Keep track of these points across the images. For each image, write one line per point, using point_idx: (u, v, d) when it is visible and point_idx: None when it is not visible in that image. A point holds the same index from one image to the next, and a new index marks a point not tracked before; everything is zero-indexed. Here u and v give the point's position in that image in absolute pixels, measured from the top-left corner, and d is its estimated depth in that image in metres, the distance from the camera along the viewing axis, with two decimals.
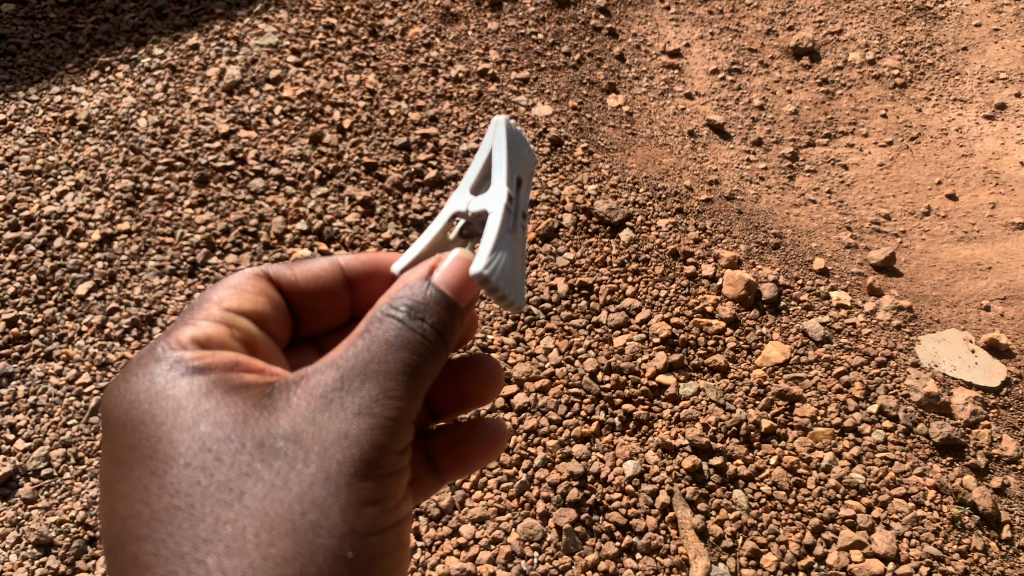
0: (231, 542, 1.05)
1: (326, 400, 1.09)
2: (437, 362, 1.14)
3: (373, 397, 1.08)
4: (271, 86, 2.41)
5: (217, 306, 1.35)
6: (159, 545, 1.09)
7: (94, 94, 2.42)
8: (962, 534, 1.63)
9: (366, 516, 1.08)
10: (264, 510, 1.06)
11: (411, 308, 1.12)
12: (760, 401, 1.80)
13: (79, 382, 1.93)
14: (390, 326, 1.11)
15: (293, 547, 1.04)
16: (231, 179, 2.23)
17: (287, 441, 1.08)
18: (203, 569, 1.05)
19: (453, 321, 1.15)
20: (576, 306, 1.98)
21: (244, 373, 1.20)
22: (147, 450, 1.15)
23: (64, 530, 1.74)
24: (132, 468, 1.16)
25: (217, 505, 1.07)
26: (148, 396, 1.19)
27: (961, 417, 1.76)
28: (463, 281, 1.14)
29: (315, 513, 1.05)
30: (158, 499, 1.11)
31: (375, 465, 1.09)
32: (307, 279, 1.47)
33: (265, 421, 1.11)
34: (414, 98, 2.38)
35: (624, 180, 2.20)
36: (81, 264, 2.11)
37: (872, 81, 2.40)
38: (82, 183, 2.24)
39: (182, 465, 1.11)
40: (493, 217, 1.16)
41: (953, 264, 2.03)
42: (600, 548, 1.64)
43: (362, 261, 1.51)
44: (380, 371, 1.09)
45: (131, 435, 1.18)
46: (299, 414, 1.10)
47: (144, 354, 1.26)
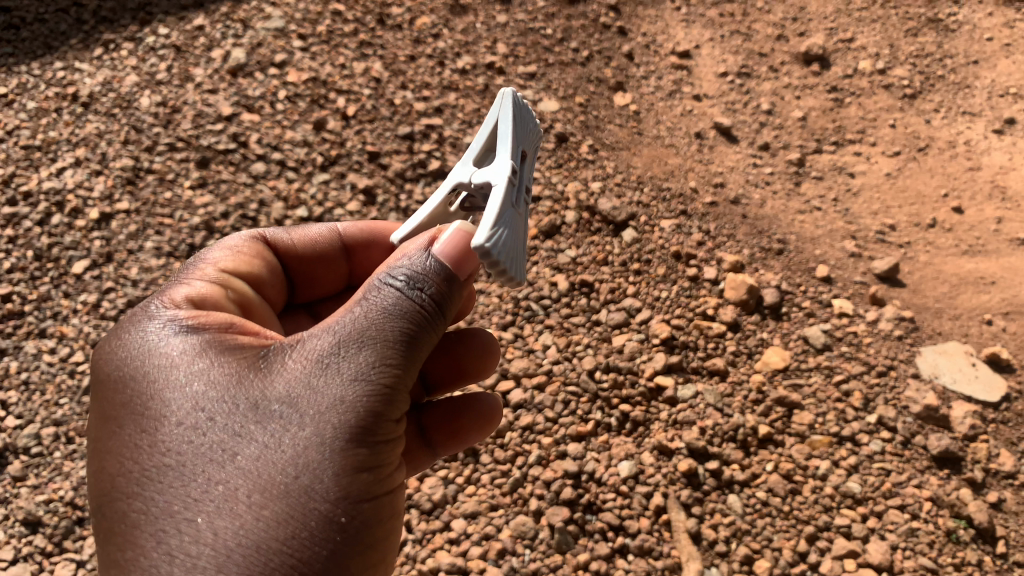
0: (223, 501, 1.04)
1: (322, 365, 1.11)
2: (433, 334, 1.16)
3: (370, 362, 1.10)
4: (276, 70, 2.39)
5: (212, 268, 1.37)
6: (147, 505, 1.06)
7: (97, 71, 2.40)
8: (958, 547, 1.61)
9: (359, 482, 1.08)
10: (258, 470, 1.05)
11: (409, 278, 1.14)
12: (758, 406, 1.79)
13: (72, 361, 1.91)
14: (388, 295, 1.14)
15: (286, 510, 1.03)
16: (233, 162, 2.21)
17: (282, 404, 1.09)
18: (193, 528, 1.03)
19: (451, 293, 1.17)
20: (576, 304, 1.98)
21: (239, 336, 1.21)
22: (137, 408, 1.14)
23: (51, 510, 1.72)
24: (120, 427, 1.14)
25: (210, 464, 1.06)
26: (141, 355, 1.18)
27: (960, 430, 1.74)
28: (462, 254, 1.16)
29: (310, 475, 1.05)
30: (147, 458, 1.09)
31: (369, 432, 1.10)
32: (304, 244, 1.52)
33: (261, 383, 1.12)
34: (419, 88, 2.36)
35: (628, 179, 2.19)
36: (78, 241, 2.09)
37: (881, 91, 2.36)
38: (82, 160, 2.21)
39: (174, 424, 1.10)
40: (496, 189, 1.16)
41: (957, 277, 2.00)
42: (592, 548, 1.63)
43: (359, 229, 1.56)
44: (377, 338, 1.12)
45: (121, 392, 1.16)
46: (295, 377, 1.11)
47: (137, 313, 1.26)
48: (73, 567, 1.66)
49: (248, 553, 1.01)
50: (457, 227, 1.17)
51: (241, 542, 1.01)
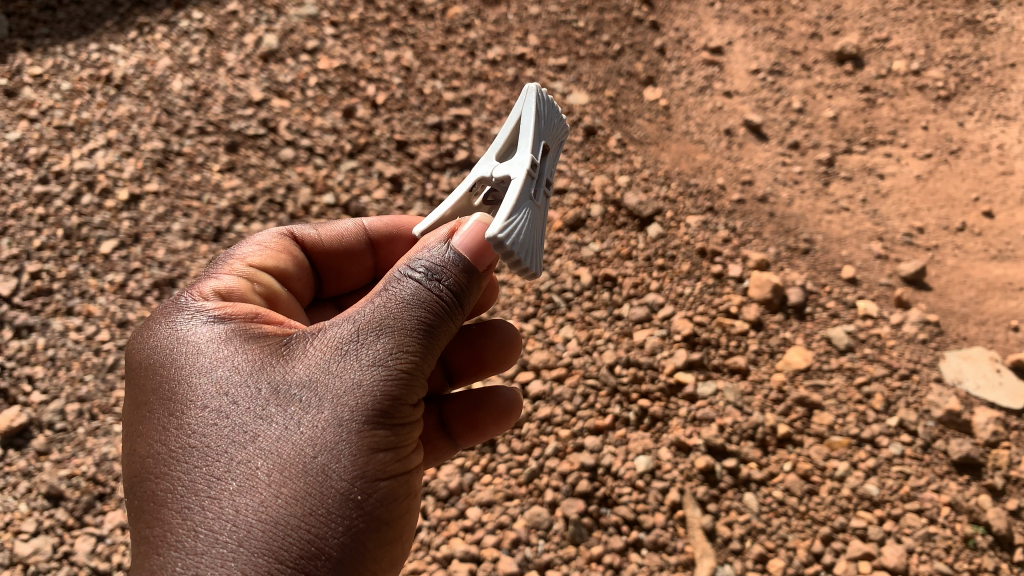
0: (245, 478, 1.05)
1: (342, 351, 1.13)
2: (452, 324, 1.18)
3: (386, 350, 1.12)
4: (307, 56, 2.40)
5: (240, 263, 1.40)
6: (173, 484, 1.08)
7: (130, 54, 2.42)
8: (974, 554, 1.59)
9: (376, 463, 1.10)
10: (277, 450, 1.07)
11: (429, 269, 1.16)
12: (778, 406, 1.79)
13: (98, 339, 1.95)
14: (407, 285, 1.16)
15: (304, 488, 1.04)
16: (261, 147, 2.23)
17: (302, 388, 1.11)
18: (215, 505, 1.04)
19: (471, 285, 1.18)
20: (598, 298, 1.98)
21: (263, 325, 1.24)
22: (165, 392, 1.16)
23: (74, 484, 1.76)
24: (149, 411, 1.16)
25: (232, 444, 1.08)
26: (170, 343, 1.21)
27: (982, 437, 1.72)
28: (482, 246, 1.17)
29: (327, 455, 1.07)
30: (174, 439, 1.11)
31: (387, 415, 1.11)
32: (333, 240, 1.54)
33: (283, 368, 1.14)
34: (449, 78, 2.37)
35: (656, 175, 2.18)
36: (107, 222, 2.11)
37: (914, 92, 2.33)
38: (113, 141, 2.24)
39: (199, 406, 1.12)
40: (513, 182, 1.17)
41: (984, 282, 1.97)
42: (606, 542, 1.63)
43: (385, 224, 1.59)
44: (395, 327, 1.13)
45: (150, 379, 1.19)
46: (315, 363, 1.13)
47: (168, 305, 1.30)
48: (93, 541, 1.70)
49: (268, 529, 1.02)
50: (476, 219, 1.18)
51: (262, 517, 1.02)
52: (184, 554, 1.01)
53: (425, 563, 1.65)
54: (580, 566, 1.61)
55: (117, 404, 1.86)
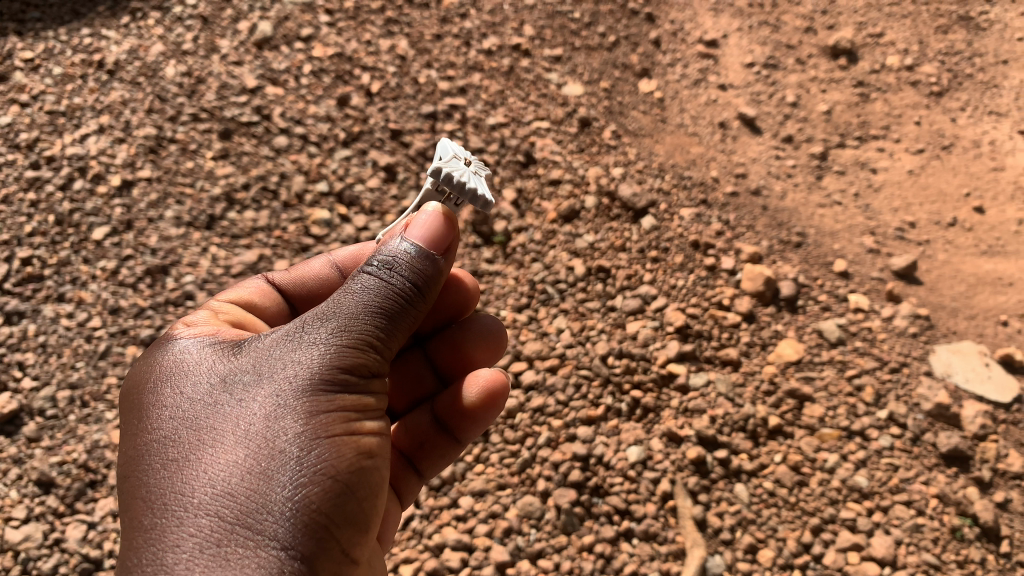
0: (195, 455, 1.08)
1: (287, 339, 1.16)
2: (406, 305, 1.17)
3: (327, 330, 1.14)
4: (302, 44, 2.40)
5: (215, 300, 1.44)
6: (134, 473, 1.12)
7: (123, 39, 2.40)
8: (961, 545, 1.61)
9: (322, 429, 1.11)
10: (225, 428, 1.10)
11: (373, 258, 1.18)
12: (769, 398, 1.80)
13: (90, 326, 1.94)
14: (353, 276, 1.19)
15: (246, 456, 1.07)
16: (255, 134, 2.22)
17: (248, 374, 1.15)
18: (165, 482, 1.07)
19: (431, 273, 1.19)
20: (591, 289, 1.98)
21: (228, 332, 1.28)
22: (134, 398, 1.21)
23: (65, 471, 1.75)
24: (123, 420, 1.22)
25: (185, 427, 1.12)
26: (142, 360, 1.27)
27: (970, 430, 1.74)
28: (434, 233, 1.20)
29: (269, 426, 1.09)
30: (136, 434, 1.15)
31: (333, 388, 1.13)
32: (300, 279, 1.52)
33: (235, 360, 1.18)
34: (444, 67, 2.37)
35: (650, 167, 2.19)
36: (99, 208, 2.10)
37: (907, 87, 2.33)
38: (105, 127, 2.23)
39: (159, 401, 1.17)
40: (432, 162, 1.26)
41: (974, 277, 1.99)
42: (598, 531, 1.64)
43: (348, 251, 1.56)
44: (336, 310, 1.16)
45: (124, 394, 1.25)
46: (263, 352, 1.17)
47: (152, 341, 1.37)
48: (84, 529, 1.70)
49: (214, 497, 1.05)
50: (432, 207, 1.22)
51: (209, 487, 1.05)
52: (140, 531, 1.05)
53: (416, 552, 1.66)
54: (572, 555, 1.62)
55: (109, 390, 1.86)
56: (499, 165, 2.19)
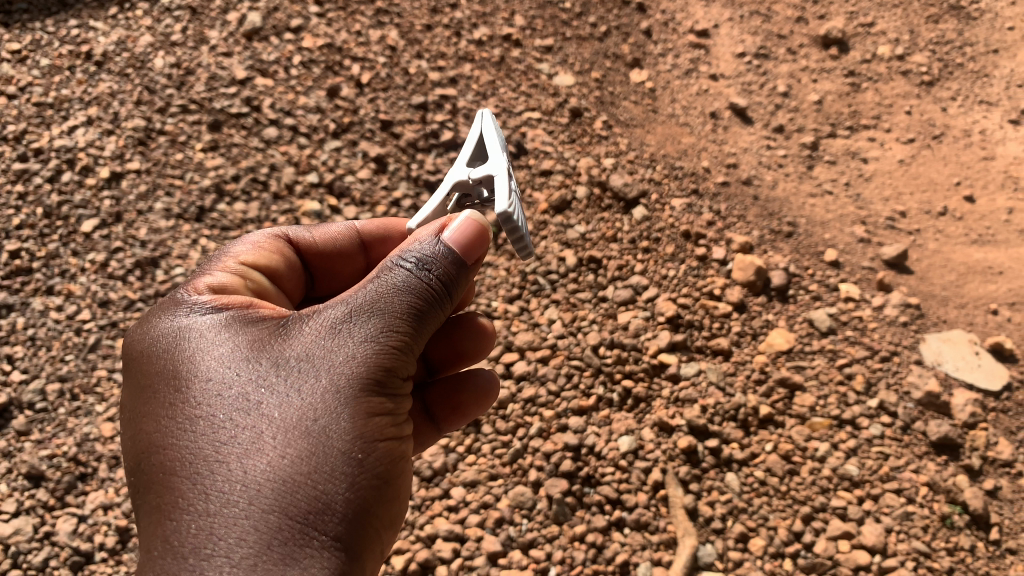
0: (250, 445, 1.06)
1: (334, 330, 1.14)
2: (438, 307, 1.18)
3: (377, 328, 1.13)
4: (291, 35, 2.38)
5: (231, 261, 1.36)
6: (177, 453, 1.08)
7: (111, 31, 2.38)
8: (951, 532, 1.62)
9: (374, 428, 1.11)
10: (282, 420, 1.08)
11: (413, 255, 1.17)
12: (760, 387, 1.80)
13: (79, 319, 1.93)
14: (393, 271, 1.17)
15: (307, 451, 1.06)
16: (245, 126, 2.21)
17: (299, 363, 1.12)
18: (223, 470, 1.05)
19: (460, 277, 1.20)
20: (582, 280, 1.98)
21: (259, 309, 1.23)
22: (166, 371, 1.16)
23: (55, 465, 1.75)
24: (152, 396, 1.15)
25: (236, 414, 1.09)
26: (167, 330, 1.21)
27: (960, 418, 1.75)
28: (473, 239, 1.18)
29: (328, 421, 1.08)
30: (175, 412, 1.11)
31: (380, 386, 1.13)
32: (324, 242, 1.49)
33: (282, 347, 1.15)
34: (434, 58, 2.36)
35: (641, 157, 2.18)
36: (88, 200, 2.09)
37: (898, 77, 2.34)
38: (94, 119, 2.21)
39: (200, 381, 1.13)
40: (500, 178, 1.31)
41: (965, 266, 1.99)
42: (589, 521, 1.65)
43: (376, 223, 1.54)
44: (382, 307, 1.14)
45: (149, 363, 1.19)
46: (311, 340, 1.14)
47: (164, 302, 1.28)
48: (75, 522, 1.69)
49: (274, 491, 1.03)
50: (467, 215, 1.19)
51: (273, 483, 1.04)
52: (192, 518, 1.02)
53: (409, 542, 1.66)
54: (563, 544, 1.62)
55: (98, 383, 1.85)
56: None
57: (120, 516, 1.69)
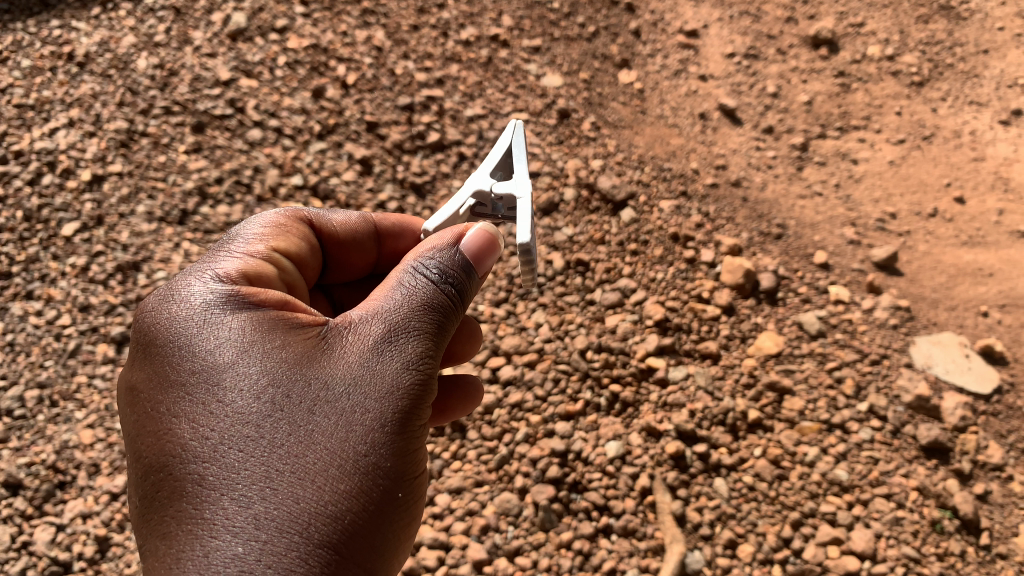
0: (299, 468, 1.00)
1: (378, 351, 1.09)
2: (456, 321, 1.18)
3: (418, 353, 1.11)
4: (277, 35, 2.36)
5: (256, 245, 1.26)
6: (216, 467, 1.00)
7: (94, 31, 2.35)
8: (941, 538, 1.60)
9: (408, 461, 1.09)
10: (333, 448, 1.02)
11: (438, 266, 1.16)
12: (749, 391, 1.78)
13: (59, 324, 1.90)
14: (426, 290, 1.14)
15: (357, 484, 1.02)
16: (228, 128, 2.19)
17: (347, 385, 1.07)
18: (274, 496, 0.98)
19: (469, 287, 1.19)
20: (570, 283, 1.96)
21: (292, 312, 1.15)
22: (199, 372, 1.07)
23: (33, 473, 1.72)
24: (182, 399, 1.06)
25: (283, 432, 1.02)
26: (195, 321, 1.11)
27: (950, 422, 1.73)
28: (487, 249, 1.18)
29: (376, 454, 1.04)
30: (212, 421, 1.03)
31: (416, 416, 1.10)
32: (344, 229, 1.40)
33: (325, 364, 1.08)
34: (421, 58, 2.33)
35: (630, 159, 2.16)
36: (69, 203, 2.07)
37: (888, 78, 2.32)
38: (75, 121, 2.19)
39: (238, 389, 1.05)
40: (522, 201, 1.28)
41: (955, 268, 1.98)
42: (576, 528, 1.63)
43: (390, 217, 1.47)
44: (422, 329, 1.12)
45: (175, 361, 1.08)
46: (355, 360, 1.09)
47: (180, 285, 1.16)
48: (53, 531, 1.66)
49: (324, 522, 0.98)
50: (481, 226, 1.19)
51: (325, 515, 0.98)
52: (237, 539, 0.95)
53: None
54: (550, 552, 1.60)
55: (78, 390, 1.83)
56: (477, 157, 2.16)
57: (99, 525, 1.67)
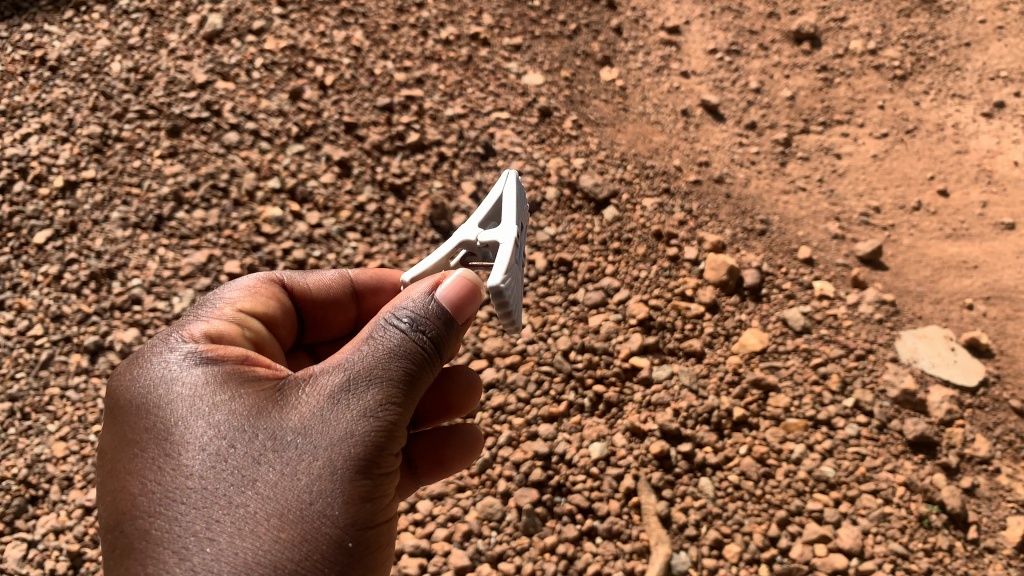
0: (240, 519, 0.97)
1: (333, 401, 1.06)
2: (432, 372, 1.12)
3: (377, 400, 1.06)
4: (253, 37, 2.33)
5: (229, 307, 1.25)
6: (162, 520, 0.99)
7: (66, 35, 2.33)
8: (929, 533, 1.59)
9: (366, 510, 1.04)
10: (278, 498, 0.99)
11: (407, 315, 1.11)
12: (733, 388, 1.77)
13: (31, 334, 1.89)
14: (391, 336, 1.10)
15: (300, 533, 0.98)
16: (204, 131, 2.15)
17: (298, 434, 1.03)
18: (213, 547, 0.95)
19: (448, 337, 1.13)
20: (553, 283, 1.94)
21: (256, 367, 1.13)
22: (152, 428, 1.06)
23: (5, 488, 1.70)
24: (137, 455, 1.05)
25: (227, 482, 1.00)
26: (155, 380, 1.11)
27: (936, 415, 1.72)
28: (464, 298, 1.12)
29: (324, 502, 1.00)
30: (162, 475, 1.02)
31: (374, 465, 1.05)
32: (317, 288, 1.38)
33: (279, 415, 1.05)
34: (400, 58, 2.31)
35: (612, 157, 2.14)
36: (41, 211, 2.05)
37: (870, 71, 2.32)
38: (47, 127, 2.17)
39: (188, 442, 1.03)
40: (503, 247, 1.20)
41: (940, 261, 1.97)
42: (560, 531, 1.61)
43: (370, 273, 1.43)
44: (383, 376, 1.07)
45: (134, 420, 1.09)
46: (310, 410, 1.05)
47: (149, 348, 1.17)
48: (25, 547, 1.64)
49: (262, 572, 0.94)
50: (459, 274, 1.14)
51: (263, 565, 0.95)
52: None
53: None
54: (534, 556, 1.58)
55: (50, 402, 1.81)
56: (457, 157, 2.14)
57: (72, 540, 1.64)
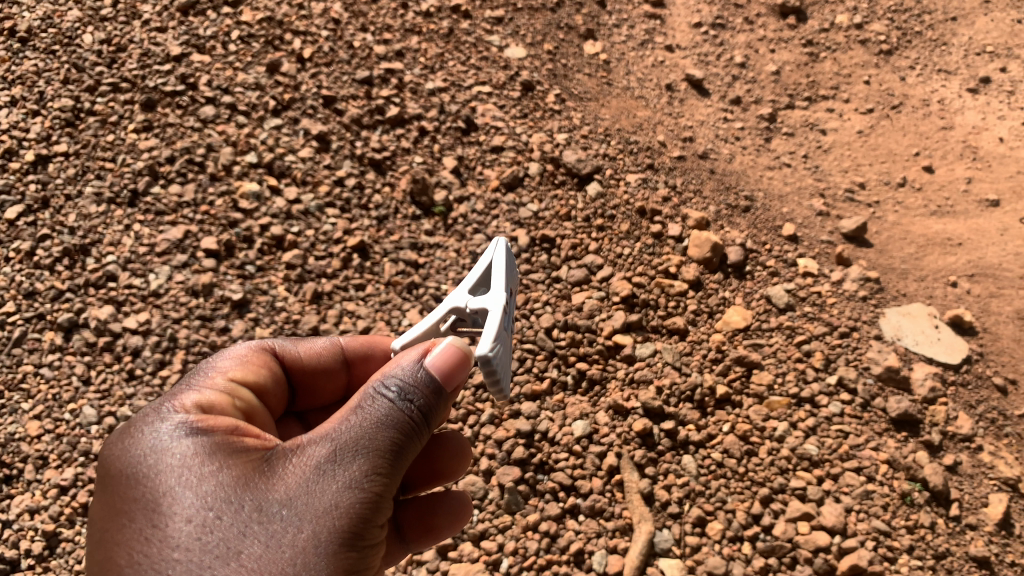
0: None
1: (320, 472, 1.03)
2: (421, 441, 1.09)
3: (363, 471, 1.03)
4: (229, 8, 2.27)
5: (220, 376, 1.22)
6: None
7: (37, 5, 2.28)
8: (911, 510, 1.58)
9: None
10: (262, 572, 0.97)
11: (395, 384, 1.07)
12: (716, 366, 1.75)
13: (3, 311, 1.87)
14: (378, 406, 1.06)
15: None
16: (180, 105, 2.10)
17: (284, 507, 1.01)
18: None
19: (437, 405, 1.10)
20: (535, 260, 1.91)
21: (245, 437, 1.10)
22: (141, 499, 1.05)
23: None
24: (125, 526, 1.04)
25: (211, 555, 0.98)
26: (145, 449, 1.09)
27: (920, 393, 1.71)
28: (453, 367, 1.08)
29: None
30: (149, 547, 1.00)
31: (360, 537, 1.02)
32: (308, 356, 1.33)
33: (266, 486, 1.03)
34: (380, 30, 2.26)
35: (595, 131, 2.11)
36: (13, 185, 2.02)
37: (856, 46, 2.29)
38: (18, 100, 2.14)
39: (175, 514, 1.01)
40: (491, 312, 1.16)
41: (924, 238, 1.95)
42: (542, 509, 1.60)
43: (362, 339, 1.38)
44: (370, 446, 1.04)
45: (124, 490, 1.07)
46: (297, 482, 1.03)
47: (143, 416, 1.15)
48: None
49: None
50: (449, 341, 1.09)
51: None
52: None
53: None
54: (516, 535, 1.58)
55: (24, 380, 1.79)
56: (438, 132, 2.10)
57: (47, 520, 1.63)
